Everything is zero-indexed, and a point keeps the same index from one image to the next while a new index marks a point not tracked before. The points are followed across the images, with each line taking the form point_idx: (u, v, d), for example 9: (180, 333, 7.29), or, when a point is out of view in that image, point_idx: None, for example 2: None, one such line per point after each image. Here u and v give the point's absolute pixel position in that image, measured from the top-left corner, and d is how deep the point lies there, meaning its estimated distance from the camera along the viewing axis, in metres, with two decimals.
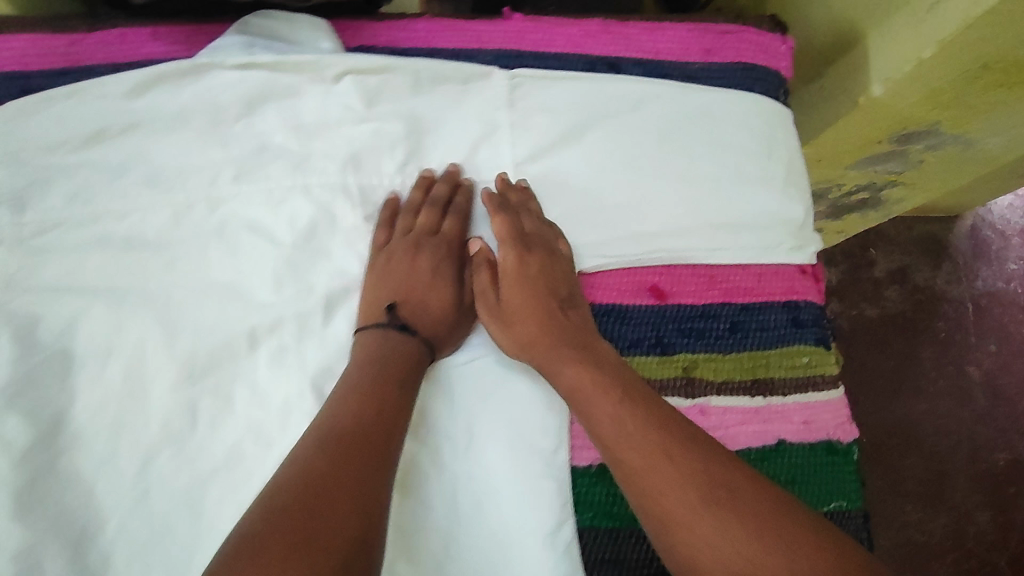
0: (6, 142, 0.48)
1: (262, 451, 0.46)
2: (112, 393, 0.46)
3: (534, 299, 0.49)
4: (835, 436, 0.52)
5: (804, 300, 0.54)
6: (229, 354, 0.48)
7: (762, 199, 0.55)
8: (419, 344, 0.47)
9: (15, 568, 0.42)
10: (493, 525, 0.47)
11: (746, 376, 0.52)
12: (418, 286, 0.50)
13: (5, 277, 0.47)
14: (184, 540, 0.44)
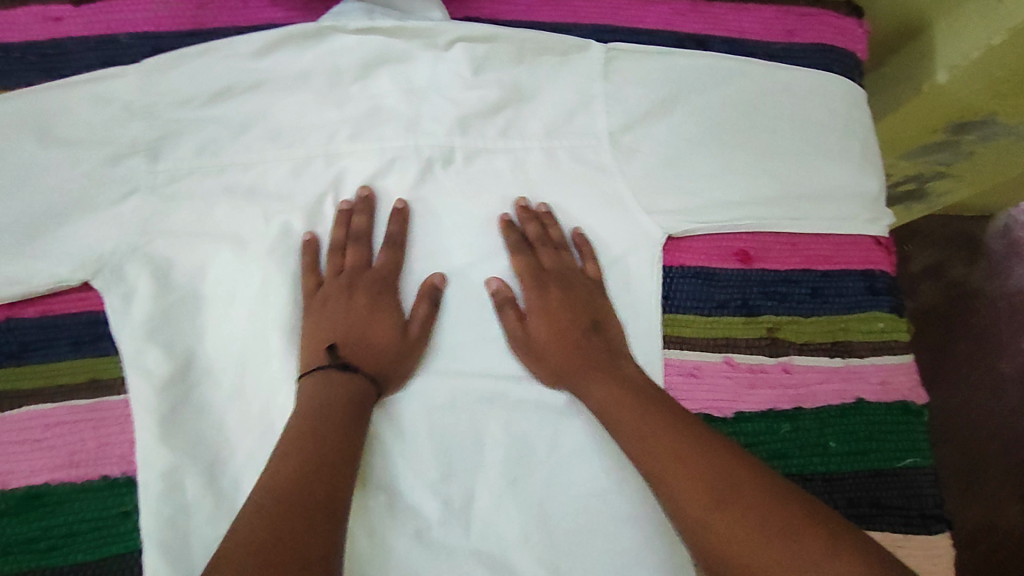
0: (143, 96, 0.50)
1: None
2: (238, 333, 0.49)
3: (557, 332, 0.50)
4: (910, 397, 0.55)
5: (880, 269, 0.57)
6: None
7: (844, 174, 0.58)
8: (363, 380, 0.47)
9: (161, 486, 0.45)
10: (574, 485, 0.49)
11: (826, 338, 0.55)
12: (361, 321, 0.49)
13: (141, 221, 0.49)
14: None
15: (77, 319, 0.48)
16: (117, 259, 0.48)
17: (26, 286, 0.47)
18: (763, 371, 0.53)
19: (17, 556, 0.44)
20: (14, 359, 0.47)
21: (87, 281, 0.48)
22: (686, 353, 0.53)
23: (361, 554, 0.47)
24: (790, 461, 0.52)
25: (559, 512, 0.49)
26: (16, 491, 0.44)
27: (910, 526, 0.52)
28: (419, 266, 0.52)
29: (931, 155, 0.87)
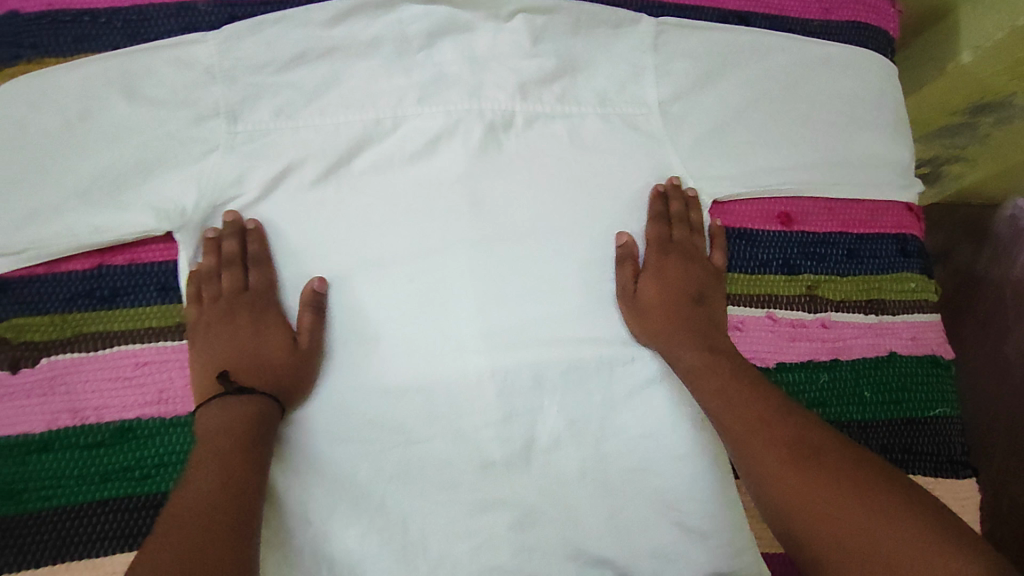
0: (224, 60, 0.52)
1: (441, 342, 0.52)
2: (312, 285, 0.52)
3: (669, 296, 0.54)
4: (939, 352, 0.58)
5: (910, 233, 0.61)
6: (407, 257, 0.53)
7: (878, 144, 0.61)
8: (270, 401, 0.47)
9: None
10: (631, 428, 0.52)
11: (862, 296, 0.58)
12: (242, 343, 0.49)
13: (220, 180, 0.51)
14: (373, 411, 0.50)
15: (163, 267, 0.50)
16: (199, 212, 0.50)
17: (112, 236, 0.49)
18: (803, 325, 0.56)
19: (113, 484, 0.46)
20: (103, 305, 0.49)
21: (170, 232, 0.50)
22: (731, 308, 0.56)
23: (434, 491, 0.50)
24: (828, 409, 0.55)
25: (617, 454, 0.52)
26: (110, 425, 0.47)
27: (939, 470, 0.55)
28: (485, 226, 0.54)
29: (948, 138, 0.89)
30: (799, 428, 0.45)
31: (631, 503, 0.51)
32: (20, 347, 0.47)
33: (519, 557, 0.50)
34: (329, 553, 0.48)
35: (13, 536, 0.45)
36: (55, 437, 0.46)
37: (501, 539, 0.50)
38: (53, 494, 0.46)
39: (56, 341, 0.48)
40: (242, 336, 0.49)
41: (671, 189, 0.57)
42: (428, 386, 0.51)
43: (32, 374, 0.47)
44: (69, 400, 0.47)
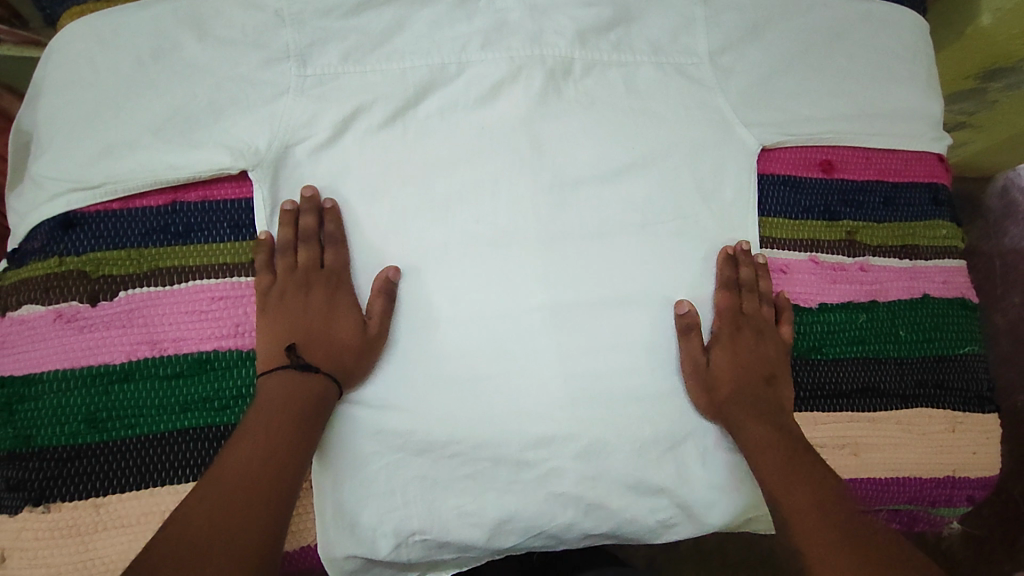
0: (292, 3, 0.53)
1: (506, 279, 0.54)
2: (381, 223, 0.53)
3: (742, 374, 0.54)
4: (968, 295, 0.61)
5: (941, 183, 0.64)
6: (474, 197, 0.55)
7: (911, 98, 0.64)
8: (328, 380, 0.48)
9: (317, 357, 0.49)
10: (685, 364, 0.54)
11: (897, 242, 0.61)
12: (315, 321, 0.50)
13: (292, 121, 0.52)
14: (442, 348, 0.52)
15: (234, 205, 0.51)
16: (271, 151, 0.51)
17: (187, 172, 0.50)
18: (843, 269, 0.59)
19: (193, 414, 0.47)
20: (178, 241, 0.49)
21: (243, 171, 0.51)
22: (776, 251, 0.59)
23: (502, 423, 0.51)
24: (868, 346, 0.58)
25: (675, 387, 0.54)
26: (188, 356, 0.48)
27: (968, 406, 0.58)
28: (543, 167, 0.56)
29: (960, 102, 0.97)
30: (823, 510, 0.47)
31: (687, 433, 0.53)
32: (97, 281, 0.48)
33: (583, 486, 0.51)
34: (400, 479, 0.49)
35: (95, 464, 0.45)
36: (135, 367, 0.47)
37: (565, 469, 0.51)
38: (135, 423, 0.46)
39: (132, 276, 0.48)
40: (323, 312, 0.50)
41: (740, 253, 0.57)
42: (493, 321, 0.53)
43: (111, 307, 0.48)
44: (147, 332, 0.48)
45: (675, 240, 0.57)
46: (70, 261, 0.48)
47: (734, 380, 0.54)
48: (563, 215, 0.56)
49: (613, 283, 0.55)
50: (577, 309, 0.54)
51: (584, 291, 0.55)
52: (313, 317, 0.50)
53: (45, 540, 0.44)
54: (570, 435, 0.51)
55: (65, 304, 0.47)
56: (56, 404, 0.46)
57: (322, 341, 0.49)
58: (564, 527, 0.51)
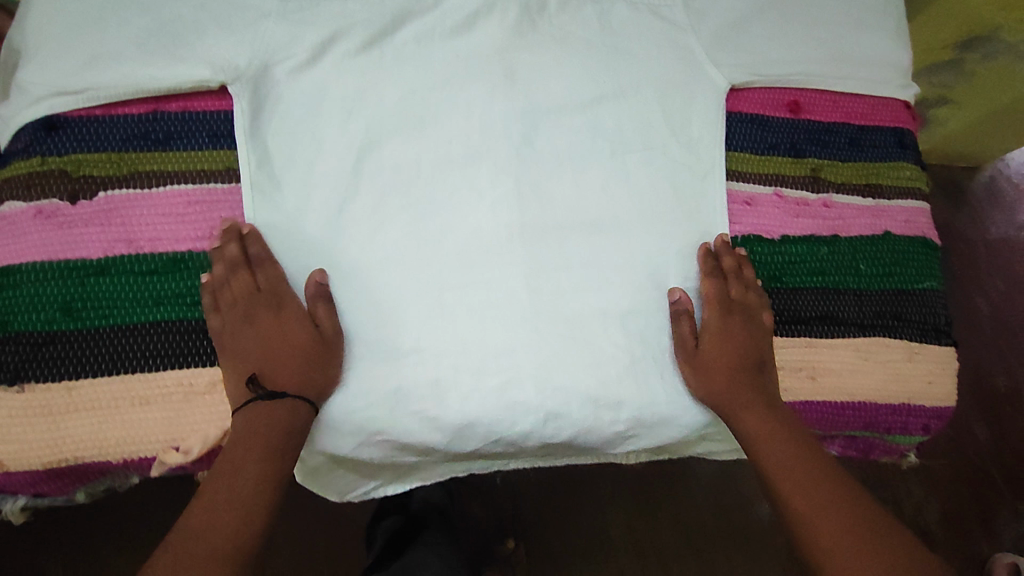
0: None
1: (475, 199, 0.55)
2: (354, 143, 0.55)
3: (730, 352, 0.55)
4: (929, 235, 0.63)
5: (907, 128, 0.65)
6: (448, 122, 0.57)
7: (880, 44, 0.65)
8: (299, 404, 0.49)
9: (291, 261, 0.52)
10: (646, 287, 0.56)
11: (862, 182, 0.62)
12: (264, 349, 0.49)
13: (268, 41, 0.54)
14: (411, 263, 0.53)
15: (214, 116, 0.53)
16: (252, 68, 0.53)
17: (164, 83, 0.51)
18: (807, 204, 0.61)
19: (166, 309, 0.49)
20: (158, 147, 0.51)
21: (224, 85, 0.53)
22: (741, 184, 0.60)
23: (466, 333, 0.52)
24: (828, 278, 0.59)
25: (635, 310, 0.56)
26: (163, 255, 0.49)
27: (925, 337, 0.60)
28: (516, 96, 0.58)
29: (938, 74, 1.03)
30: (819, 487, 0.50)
31: (645, 354, 0.55)
32: (77, 180, 0.49)
33: (542, 396, 0.52)
34: (362, 381, 0.51)
35: (70, 351, 0.47)
36: (111, 262, 0.48)
37: (527, 378, 0.52)
38: (109, 315, 0.48)
39: (111, 177, 0.50)
40: (271, 333, 0.50)
41: (721, 245, 0.58)
42: (462, 240, 0.54)
43: (89, 205, 0.49)
44: (124, 231, 0.49)
45: (643, 171, 0.59)
46: (51, 161, 0.49)
47: (728, 362, 0.55)
48: (534, 145, 0.58)
49: (580, 211, 0.57)
50: (544, 230, 0.56)
51: (551, 215, 0.56)
52: (261, 342, 0.49)
53: (19, 418, 0.45)
54: (534, 347, 0.53)
55: (44, 200, 0.49)
56: (33, 293, 0.47)
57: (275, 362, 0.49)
58: (524, 435, 0.53)
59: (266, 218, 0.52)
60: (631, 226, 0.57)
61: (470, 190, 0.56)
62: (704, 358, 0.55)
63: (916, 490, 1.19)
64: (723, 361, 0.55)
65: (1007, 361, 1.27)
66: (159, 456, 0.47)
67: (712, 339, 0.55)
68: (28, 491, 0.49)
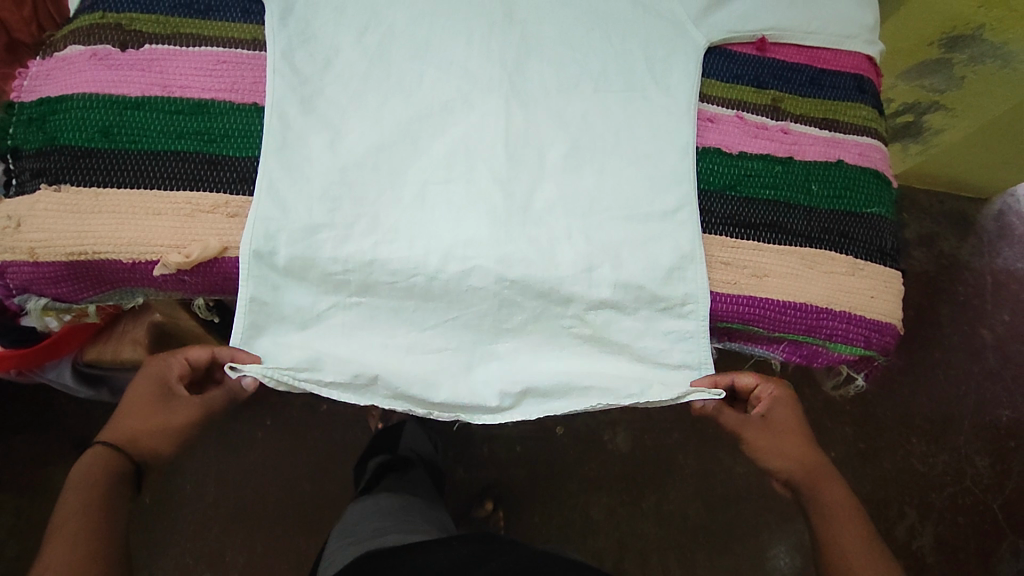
0: None
1: (468, 107, 0.61)
2: (367, 41, 0.62)
3: (794, 438, 0.66)
4: (881, 169, 0.68)
5: (867, 76, 0.72)
6: (450, 34, 0.64)
7: (846, 4, 0.72)
8: (121, 457, 0.62)
9: (293, 132, 0.58)
10: (615, 194, 0.62)
11: (819, 115, 0.69)
12: (137, 425, 0.62)
13: None
14: (404, 154, 0.60)
15: None
16: None
17: None
18: (765, 128, 0.67)
19: (186, 142, 0.57)
20: (198, 16, 0.61)
21: None
22: (706, 105, 0.67)
23: (444, 223, 0.58)
24: (780, 192, 0.64)
25: (600, 221, 0.61)
26: (190, 99, 0.58)
27: (870, 256, 0.65)
28: (507, 21, 0.65)
29: (928, 77, 1.09)
30: (852, 516, 0.64)
31: (603, 260, 0.60)
32: (128, 33, 0.59)
33: (500, 285, 0.58)
34: (344, 252, 0.57)
35: (101, 165, 0.55)
36: (146, 99, 0.57)
37: (487, 270, 0.57)
38: (138, 140, 0.56)
39: (157, 34, 0.59)
40: (149, 410, 0.62)
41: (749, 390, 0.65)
42: (454, 142, 0.60)
43: (135, 53, 0.58)
44: (161, 77, 0.58)
45: (620, 99, 0.65)
46: (109, 16, 0.59)
47: (790, 448, 0.66)
48: (525, 63, 0.64)
49: (561, 124, 0.63)
50: (526, 144, 0.61)
51: (533, 129, 0.62)
52: (145, 417, 0.62)
53: (53, 213, 0.54)
54: (499, 243, 0.58)
55: (100, 46, 0.58)
56: (77, 115, 0.56)
57: (138, 435, 0.62)
58: (477, 317, 0.59)
59: (281, 81, 0.59)
60: (606, 139, 0.63)
61: (461, 88, 0.62)
62: (782, 454, 0.66)
63: (907, 506, 1.24)
64: (798, 449, 0.66)
65: (1013, 395, 1.31)
66: (162, 258, 0.55)
67: (778, 435, 0.66)
68: (50, 291, 0.57)
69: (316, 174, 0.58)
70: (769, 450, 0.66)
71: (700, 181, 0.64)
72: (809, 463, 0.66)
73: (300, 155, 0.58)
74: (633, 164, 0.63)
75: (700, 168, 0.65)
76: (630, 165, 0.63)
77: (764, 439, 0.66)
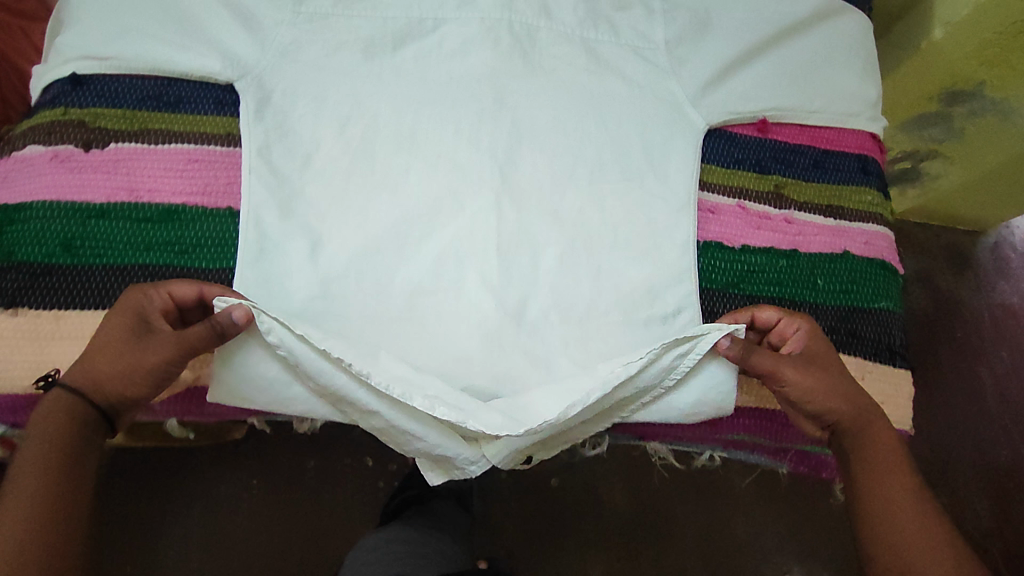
0: None
1: (459, 208, 0.58)
2: (349, 137, 0.58)
3: (830, 378, 0.55)
4: (889, 259, 0.65)
5: (871, 156, 0.69)
6: (438, 127, 0.60)
7: (847, 82, 0.70)
8: (86, 406, 0.49)
9: (271, 240, 0.55)
10: (613, 300, 0.59)
11: (824, 202, 0.66)
12: (99, 366, 0.49)
13: (281, 47, 0.59)
14: (391, 261, 0.56)
15: (222, 88, 0.59)
16: (257, 69, 0.58)
17: (179, 70, 0.57)
18: (768, 218, 0.64)
19: (156, 253, 0.53)
20: (168, 110, 0.57)
21: (231, 82, 0.58)
22: (706, 194, 0.64)
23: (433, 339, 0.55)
24: (784, 290, 0.62)
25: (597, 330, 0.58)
26: (159, 205, 0.54)
27: (878, 356, 0.62)
28: (496, 108, 0.62)
29: (926, 128, 1.07)
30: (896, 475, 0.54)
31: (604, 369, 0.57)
32: (92, 131, 0.55)
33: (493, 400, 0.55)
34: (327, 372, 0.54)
35: (63, 284, 0.52)
36: (111, 207, 0.53)
37: (480, 389, 0.55)
38: (103, 254, 0.53)
39: (124, 132, 0.55)
40: (117, 350, 0.49)
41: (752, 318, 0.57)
42: (446, 249, 0.57)
43: (99, 154, 0.54)
44: (127, 180, 0.54)
45: (617, 193, 0.61)
46: (72, 112, 0.55)
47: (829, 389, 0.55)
48: (518, 158, 0.61)
49: (556, 222, 0.60)
50: (519, 244, 0.58)
51: (527, 228, 0.59)
52: (111, 360, 0.49)
53: (11, 340, 0.51)
54: (491, 359, 0.55)
55: (61, 146, 0.54)
56: (36, 227, 0.52)
57: (104, 379, 0.49)
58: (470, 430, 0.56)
59: (258, 185, 0.56)
60: (603, 237, 0.60)
61: (450, 185, 0.59)
62: (829, 395, 0.55)
63: None
64: (840, 389, 0.55)
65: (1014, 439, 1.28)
66: None
67: (821, 370, 0.55)
68: (8, 418, 0.53)
69: (295, 285, 0.54)
70: (812, 391, 0.55)
71: (701, 279, 0.62)
72: (858, 409, 0.56)
73: (278, 266, 0.55)
74: (631, 266, 0.60)
75: (700, 265, 0.62)
76: (629, 264, 0.60)
77: (804, 381, 0.54)
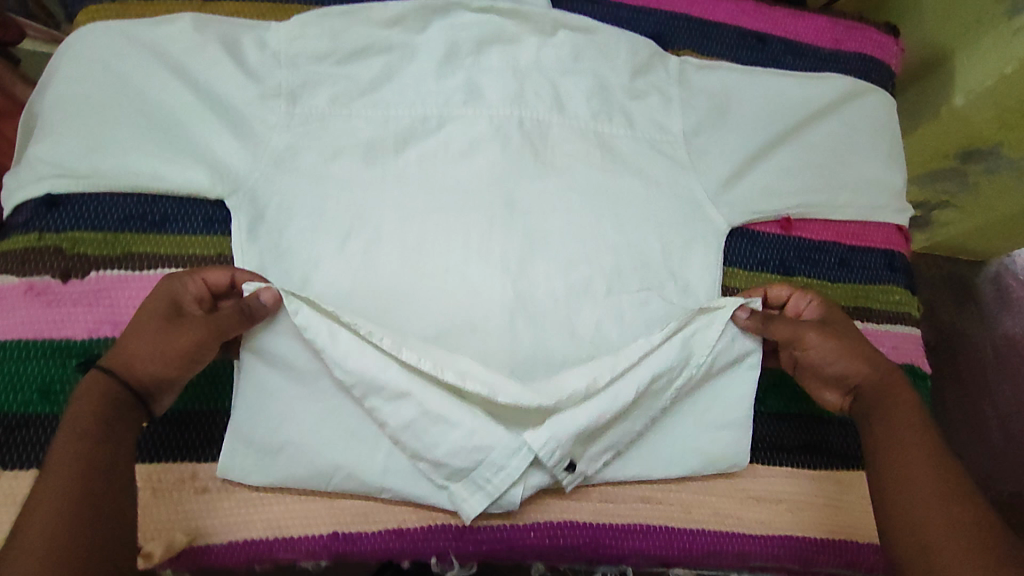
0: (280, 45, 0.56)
1: (467, 333, 0.54)
2: (351, 257, 0.54)
3: (855, 345, 0.53)
4: (916, 362, 0.65)
5: (898, 251, 0.67)
6: (443, 238, 0.56)
7: (874, 171, 0.66)
8: (117, 384, 0.44)
9: (282, 374, 0.52)
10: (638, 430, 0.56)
11: (850, 302, 0.65)
12: (133, 344, 0.45)
13: (276, 155, 0.54)
14: None
15: (211, 202, 0.55)
16: (250, 183, 0.54)
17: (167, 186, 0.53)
18: None
19: None
20: (153, 230, 0.53)
21: (222, 197, 0.54)
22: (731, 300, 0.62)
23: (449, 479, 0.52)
24: (813, 404, 0.62)
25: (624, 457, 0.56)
26: None
27: None
28: (504, 213, 0.57)
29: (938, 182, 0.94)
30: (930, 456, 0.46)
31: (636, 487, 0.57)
32: (71, 258, 0.52)
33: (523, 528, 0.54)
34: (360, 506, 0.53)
35: (40, 435, 0.48)
36: (93, 345, 0.50)
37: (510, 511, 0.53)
38: None
39: (105, 258, 0.52)
40: (147, 335, 0.45)
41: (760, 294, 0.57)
42: None
43: (80, 284, 0.51)
44: (110, 312, 0.51)
45: (636, 308, 0.58)
46: (47, 237, 0.51)
47: (856, 361, 0.52)
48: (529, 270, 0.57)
49: (573, 341, 0.56)
50: (533, 368, 0.55)
51: (543, 349, 0.55)
52: (146, 340, 0.45)
53: None
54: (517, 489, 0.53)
55: (38, 277, 0.51)
56: (13, 371, 0.49)
57: (137, 359, 0.45)
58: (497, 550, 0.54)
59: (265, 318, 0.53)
60: None
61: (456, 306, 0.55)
62: (847, 362, 0.52)
63: None
64: (862, 355, 0.52)
65: None
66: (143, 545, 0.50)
67: (844, 335, 0.53)
68: None
69: (313, 417, 0.52)
70: (832, 356, 0.52)
71: None
72: (881, 379, 0.51)
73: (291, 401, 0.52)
74: None
75: None
76: None
77: (824, 343, 0.52)
